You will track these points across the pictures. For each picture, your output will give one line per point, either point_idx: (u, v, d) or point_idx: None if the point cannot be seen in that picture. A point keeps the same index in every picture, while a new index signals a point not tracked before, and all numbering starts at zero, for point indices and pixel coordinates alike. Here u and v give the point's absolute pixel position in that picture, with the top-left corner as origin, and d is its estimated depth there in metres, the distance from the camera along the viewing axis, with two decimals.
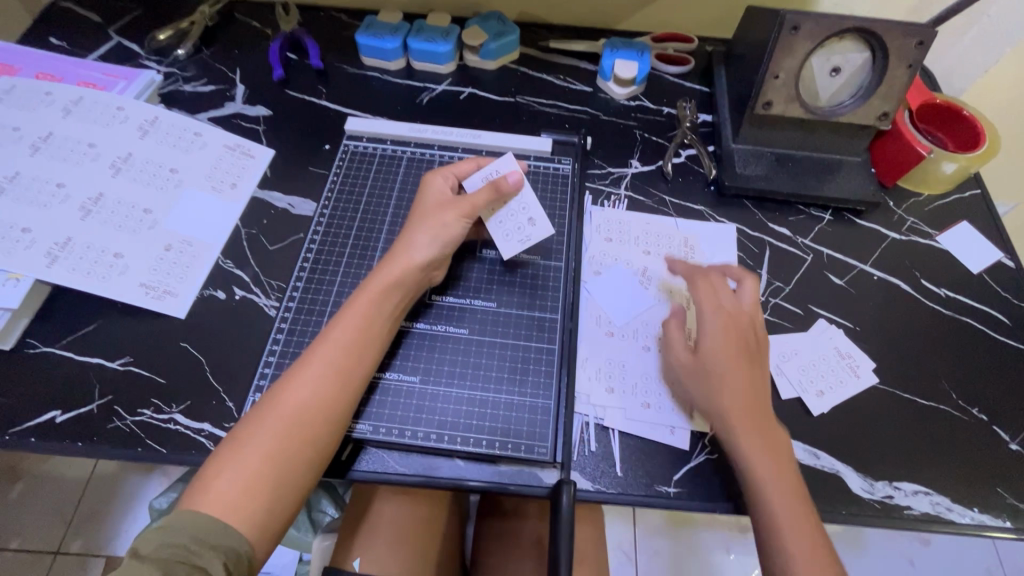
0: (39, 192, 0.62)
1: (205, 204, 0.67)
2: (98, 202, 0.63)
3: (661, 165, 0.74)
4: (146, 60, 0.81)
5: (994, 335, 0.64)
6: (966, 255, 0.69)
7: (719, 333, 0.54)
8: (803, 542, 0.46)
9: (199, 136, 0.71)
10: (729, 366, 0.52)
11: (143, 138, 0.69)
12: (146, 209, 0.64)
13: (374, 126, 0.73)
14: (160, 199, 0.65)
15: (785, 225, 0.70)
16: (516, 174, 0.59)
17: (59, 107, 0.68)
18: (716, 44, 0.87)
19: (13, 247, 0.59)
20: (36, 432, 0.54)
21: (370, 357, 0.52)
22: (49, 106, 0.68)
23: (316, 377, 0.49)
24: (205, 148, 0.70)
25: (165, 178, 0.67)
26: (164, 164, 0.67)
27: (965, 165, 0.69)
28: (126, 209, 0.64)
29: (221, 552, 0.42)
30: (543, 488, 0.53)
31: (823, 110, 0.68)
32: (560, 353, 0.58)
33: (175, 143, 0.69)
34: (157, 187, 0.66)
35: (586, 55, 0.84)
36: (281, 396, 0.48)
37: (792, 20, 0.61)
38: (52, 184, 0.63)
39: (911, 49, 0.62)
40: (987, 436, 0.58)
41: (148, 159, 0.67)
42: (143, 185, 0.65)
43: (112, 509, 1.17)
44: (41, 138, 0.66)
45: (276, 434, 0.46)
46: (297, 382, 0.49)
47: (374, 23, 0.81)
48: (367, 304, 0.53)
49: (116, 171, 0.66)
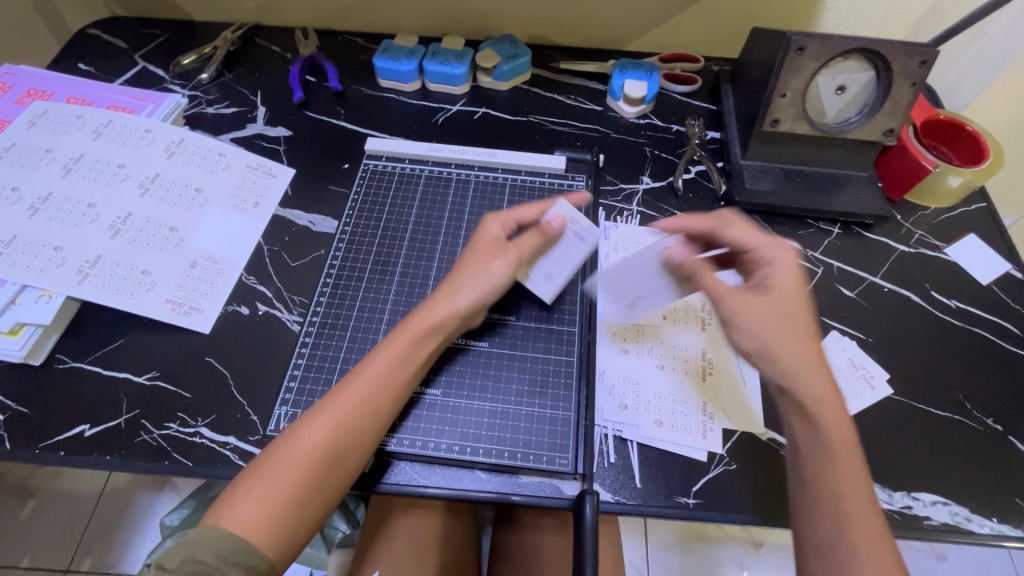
0: (71, 212, 0.65)
1: (229, 221, 0.69)
2: (127, 221, 0.65)
3: (671, 181, 0.76)
4: (171, 84, 0.84)
5: (1006, 346, 0.65)
6: (975, 267, 0.71)
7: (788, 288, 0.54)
8: (870, 542, 0.45)
9: (223, 156, 0.73)
10: (814, 373, 0.51)
11: (169, 158, 0.71)
12: (173, 227, 0.66)
13: (392, 145, 0.75)
14: (187, 218, 0.67)
15: (795, 239, 0.72)
16: (560, 218, 0.63)
17: (89, 130, 0.71)
18: (722, 63, 0.89)
19: (46, 265, 0.61)
20: (66, 446, 0.55)
21: (404, 391, 0.53)
22: (80, 129, 0.70)
23: (350, 407, 0.50)
24: (229, 167, 0.72)
25: (190, 198, 0.69)
26: (190, 184, 0.70)
27: (971, 178, 0.71)
28: (153, 227, 0.66)
29: (241, 568, 0.43)
30: (565, 500, 0.53)
31: (829, 126, 0.70)
32: (579, 367, 0.59)
33: (200, 163, 0.72)
34: (183, 205, 0.68)
35: (596, 76, 0.87)
36: (318, 419, 0.49)
37: (798, 41, 0.64)
38: (83, 204, 0.65)
39: (914, 68, 0.64)
40: (1004, 446, 0.58)
41: (174, 178, 0.69)
42: (170, 204, 0.67)
43: (123, 527, 1.17)
44: (72, 159, 0.68)
45: (305, 459, 0.47)
46: (329, 409, 0.50)
47: (391, 46, 0.84)
48: (407, 340, 0.54)
49: (143, 190, 0.68)
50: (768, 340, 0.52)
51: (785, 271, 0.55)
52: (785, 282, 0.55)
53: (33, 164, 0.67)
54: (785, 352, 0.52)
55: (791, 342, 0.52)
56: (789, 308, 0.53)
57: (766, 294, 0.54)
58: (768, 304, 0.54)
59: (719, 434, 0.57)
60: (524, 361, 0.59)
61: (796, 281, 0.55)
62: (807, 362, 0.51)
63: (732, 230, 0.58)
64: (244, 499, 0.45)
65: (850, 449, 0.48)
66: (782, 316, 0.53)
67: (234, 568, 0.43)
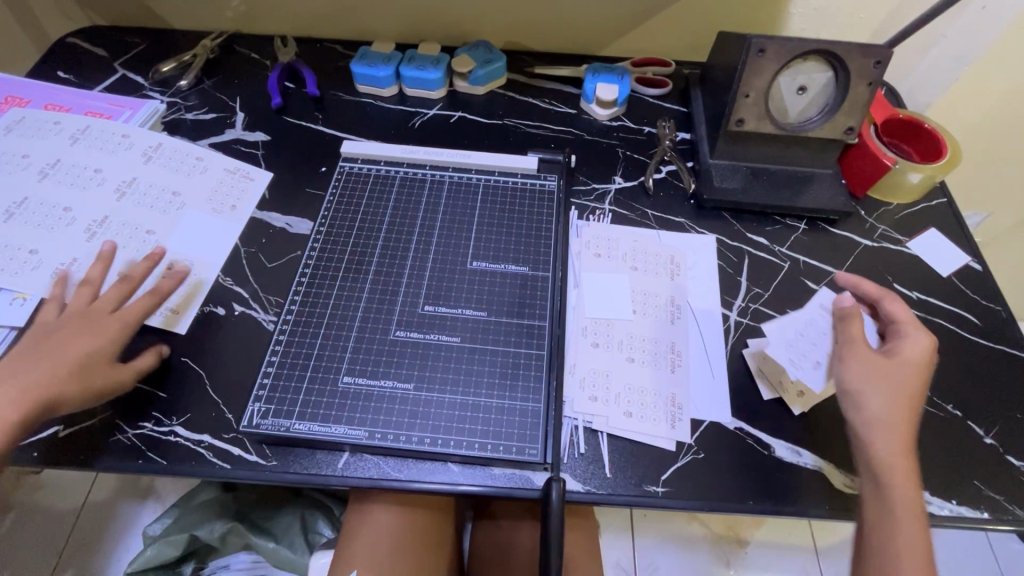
0: (46, 216, 0.65)
1: (205, 223, 0.69)
2: (103, 224, 0.66)
3: (642, 181, 0.78)
4: (150, 91, 0.85)
5: (966, 335, 0.67)
6: (936, 260, 0.73)
7: (918, 353, 0.55)
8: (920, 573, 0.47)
9: (200, 161, 0.74)
10: (900, 423, 0.52)
11: (147, 163, 0.72)
12: (149, 230, 0.67)
13: (368, 148, 0.77)
14: (165, 222, 0.68)
15: (763, 235, 0.74)
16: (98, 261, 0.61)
17: (66, 135, 0.71)
18: (692, 67, 0.92)
19: (20, 268, 0.61)
20: (39, 447, 0.55)
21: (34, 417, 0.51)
22: (57, 134, 0.71)
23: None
24: (206, 171, 0.73)
25: (167, 202, 0.69)
26: (168, 189, 0.70)
27: (930, 174, 0.73)
28: (130, 230, 0.66)
29: None
30: (535, 490, 0.55)
31: (793, 126, 0.72)
32: (551, 361, 0.60)
33: (177, 167, 0.72)
34: (160, 209, 0.69)
35: (570, 80, 0.89)
36: None
37: (758, 43, 0.66)
38: (59, 208, 0.66)
39: (870, 68, 0.66)
40: (962, 431, 0.60)
41: (151, 182, 0.70)
42: (147, 208, 0.68)
43: (106, 539, 1.16)
44: (49, 164, 0.69)
45: None
46: None
47: (368, 52, 0.86)
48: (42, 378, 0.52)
49: (120, 195, 0.68)
50: (864, 393, 0.53)
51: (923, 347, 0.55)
52: (911, 358, 0.54)
53: (9, 169, 0.68)
54: (870, 409, 0.53)
55: (893, 410, 0.52)
56: (905, 377, 0.54)
57: (890, 357, 0.55)
58: (879, 364, 0.54)
59: (688, 424, 0.58)
60: (495, 357, 0.60)
61: (923, 359, 0.55)
62: (901, 433, 0.52)
63: (891, 303, 0.58)
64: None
65: (916, 511, 0.49)
66: (891, 381, 0.54)
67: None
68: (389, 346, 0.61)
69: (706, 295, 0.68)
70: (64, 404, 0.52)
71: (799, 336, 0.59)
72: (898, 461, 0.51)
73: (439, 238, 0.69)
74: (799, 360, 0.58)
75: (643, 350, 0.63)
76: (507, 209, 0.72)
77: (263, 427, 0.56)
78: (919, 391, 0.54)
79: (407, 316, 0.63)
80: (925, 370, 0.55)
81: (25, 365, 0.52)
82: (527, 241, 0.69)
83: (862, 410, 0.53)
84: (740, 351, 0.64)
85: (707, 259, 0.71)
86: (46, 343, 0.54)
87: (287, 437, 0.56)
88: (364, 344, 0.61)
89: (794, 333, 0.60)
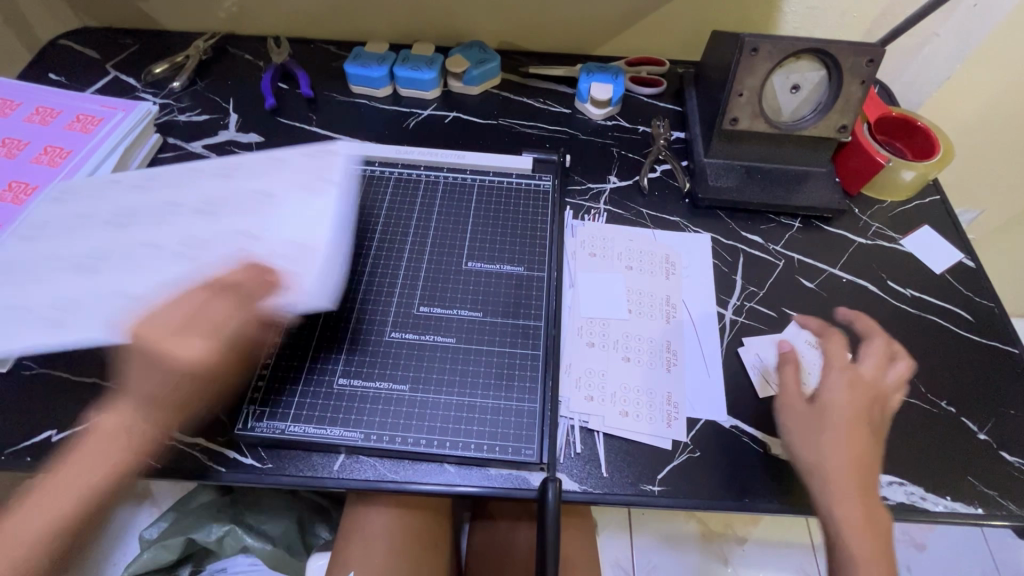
0: (196, 246, 0.56)
1: (304, 203, 0.59)
2: (194, 246, 0.56)
3: (637, 180, 0.78)
4: (143, 92, 0.85)
5: (960, 332, 0.67)
6: (930, 257, 0.73)
7: (840, 391, 0.55)
8: None
9: (331, 149, 0.63)
10: (843, 465, 0.51)
11: (228, 180, 0.61)
12: (251, 232, 0.57)
13: (362, 148, 0.76)
14: (318, 219, 0.58)
15: (758, 233, 0.74)
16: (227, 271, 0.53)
17: (217, 174, 0.62)
18: (686, 66, 0.92)
19: (138, 303, 0.52)
20: (32, 452, 0.55)
21: (115, 459, 0.48)
22: (118, 185, 0.62)
23: (97, 467, 0.47)
24: (289, 163, 0.62)
25: (259, 200, 0.59)
26: (262, 189, 0.60)
27: (923, 172, 0.73)
28: (226, 240, 0.56)
29: None
30: (532, 490, 0.55)
31: (786, 124, 0.72)
32: (546, 361, 0.60)
33: (273, 167, 0.62)
34: (255, 209, 0.59)
35: (565, 80, 0.89)
36: (75, 481, 0.47)
37: (751, 42, 0.66)
38: (212, 236, 0.57)
39: (863, 67, 0.66)
40: (956, 427, 0.60)
41: (242, 192, 0.60)
42: (244, 212, 0.58)
43: (102, 543, 1.15)
44: (203, 203, 0.60)
45: (45, 521, 0.45)
46: (69, 482, 0.47)
47: (362, 53, 0.85)
48: (129, 413, 0.49)
49: (206, 214, 0.59)
50: (794, 440, 0.54)
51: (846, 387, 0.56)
52: (834, 398, 0.54)
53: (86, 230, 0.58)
54: (806, 455, 0.53)
55: (829, 456, 0.52)
56: (832, 416, 0.54)
57: (814, 401, 0.55)
58: (809, 410, 0.55)
59: (684, 423, 0.59)
60: (491, 357, 0.60)
61: (849, 397, 0.54)
62: (846, 478, 0.51)
63: (828, 342, 0.59)
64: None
65: (876, 552, 0.48)
66: (822, 424, 0.53)
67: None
68: (383, 347, 0.60)
69: (702, 293, 0.68)
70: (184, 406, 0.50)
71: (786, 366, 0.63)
72: (841, 508, 0.50)
73: (432, 239, 0.69)
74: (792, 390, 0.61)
75: (639, 350, 0.63)
76: (501, 209, 0.72)
77: (257, 430, 0.55)
78: (859, 428, 0.53)
79: (401, 317, 0.63)
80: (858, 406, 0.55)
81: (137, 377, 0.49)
82: (524, 240, 0.69)
83: (799, 459, 0.53)
84: (735, 349, 0.64)
85: (700, 259, 0.71)
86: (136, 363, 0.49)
87: (283, 440, 0.56)
88: (357, 345, 0.61)
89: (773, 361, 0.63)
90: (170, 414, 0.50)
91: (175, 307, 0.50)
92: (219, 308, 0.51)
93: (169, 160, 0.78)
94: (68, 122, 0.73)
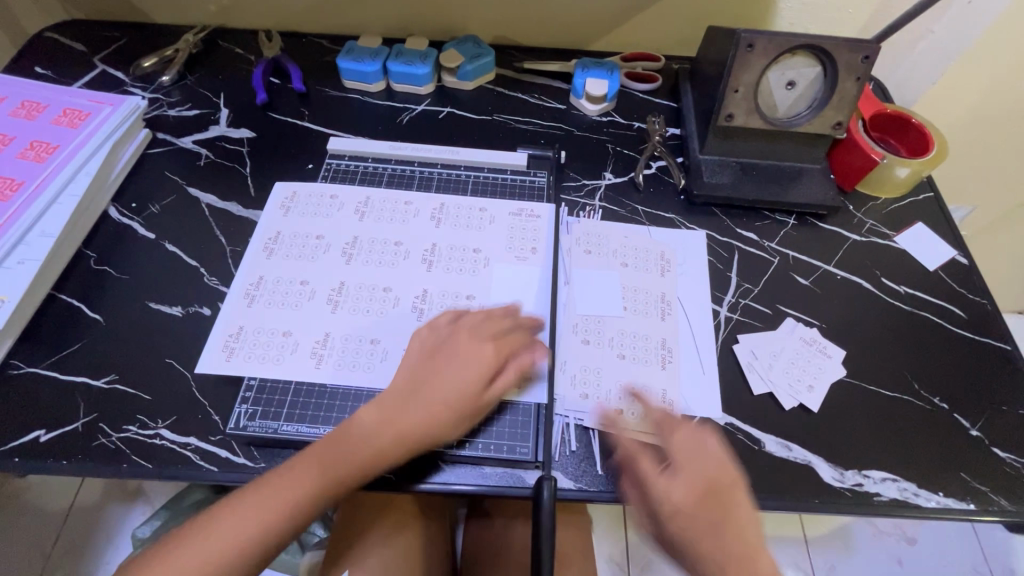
0: (371, 299, 0.64)
1: (518, 271, 0.66)
2: (259, 286, 0.64)
3: (632, 177, 0.78)
4: (131, 87, 0.83)
5: (953, 329, 0.67)
6: (924, 254, 0.73)
7: (677, 501, 0.49)
8: None
9: (397, 207, 0.71)
10: None
11: (438, 226, 0.70)
12: (303, 281, 0.65)
13: (355, 144, 0.76)
14: (389, 274, 0.66)
15: (753, 230, 0.74)
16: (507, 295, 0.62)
17: (351, 211, 0.71)
18: (682, 62, 0.91)
19: (281, 354, 0.60)
20: (20, 453, 0.54)
21: (366, 454, 0.50)
22: (341, 210, 0.71)
23: (318, 460, 0.50)
24: (494, 219, 0.70)
25: (472, 260, 0.67)
26: (311, 234, 0.69)
27: (917, 169, 0.74)
28: (285, 284, 0.65)
29: None
30: (527, 488, 0.55)
31: (782, 121, 0.72)
32: (543, 359, 0.60)
33: (466, 223, 0.70)
34: (468, 271, 0.66)
35: (560, 75, 0.88)
36: (320, 458, 0.50)
37: (747, 38, 0.66)
38: (379, 290, 0.65)
39: (858, 63, 0.66)
40: (948, 423, 0.60)
41: (295, 232, 0.69)
42: (456, 272, 0.66)
43: (94, 542, 1.14)
44: (349, 244, 0.68)
45: (297, 491, 0.48)
46: (304, 467, 0.49)
47: (355, 48, 0.84)
48: (407, 394, 0.53)
49: (269, 252, 0.67)
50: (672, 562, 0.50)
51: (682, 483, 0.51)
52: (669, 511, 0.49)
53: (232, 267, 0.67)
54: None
55: None
56: (681, 547, 0.48)
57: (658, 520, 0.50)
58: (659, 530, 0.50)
59: (679, 420, 0.59)
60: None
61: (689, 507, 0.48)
62: None
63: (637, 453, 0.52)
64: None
65: None
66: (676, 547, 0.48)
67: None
68: (376, 346, 0.60)
69: (697, 291, 0.68)
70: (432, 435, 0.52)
71: (783, 363, 0.63)
72: None
73: (426, 237, 0.69)
74: (792, 386, 0.61)
75: (634, 347, 0.62)
76: (497, 206, 0.72)
77: (250, 429, 0.55)
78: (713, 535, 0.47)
79: (395, 316, 0.63)
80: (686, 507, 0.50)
81: (425, 374, 0.54)
82: (520, 237, 0.69)
83: None
84: (730, 346, 0.64)
85: (696, 256, 0.71)
86: (434, 360, 0.55)
87: (276, 440, 0.56)
88: (357, 342, 0.61)
89: (768, 357, 0.63)
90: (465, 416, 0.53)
91: (433, 329, 0.58)
92: (516, 339, 0.58)
93: (158, 155, 0.77)
94: (55, 117, 0.72)
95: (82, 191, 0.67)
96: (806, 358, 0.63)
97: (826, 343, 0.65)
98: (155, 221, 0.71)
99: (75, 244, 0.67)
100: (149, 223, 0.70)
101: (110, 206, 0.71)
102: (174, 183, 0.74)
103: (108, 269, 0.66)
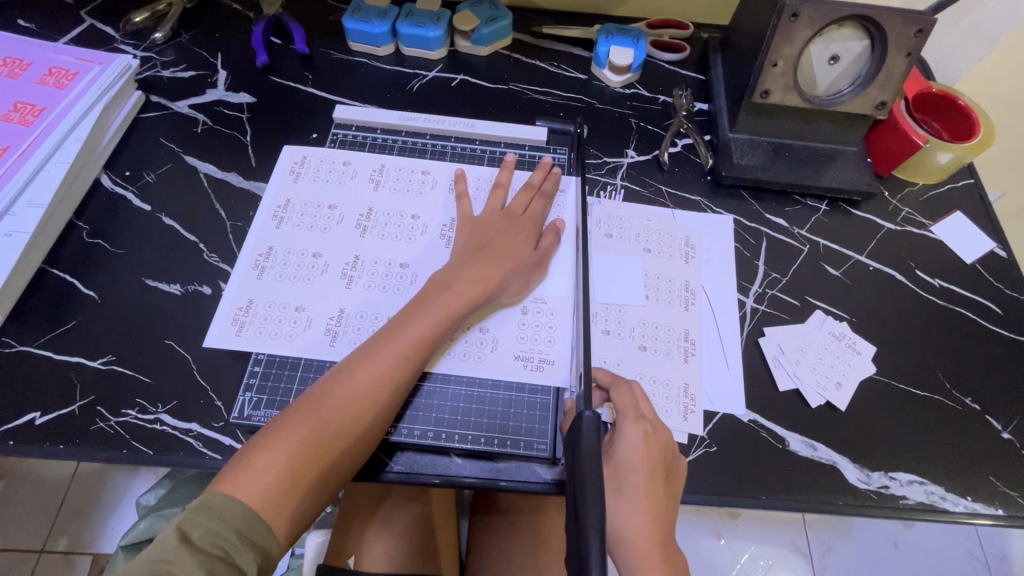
0: (388, 276, 0.60)
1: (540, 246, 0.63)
2: (269, 257, 0.61)
3: (657, 155, 0.73)
4: (122, 43, 0.78)
5: (989, 326, 0.64)
6: (960, 245, 0.70)
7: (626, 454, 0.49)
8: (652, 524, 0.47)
9: (413, 177, 0.67)
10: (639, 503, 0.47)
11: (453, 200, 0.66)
12: (315, 253, 0.61)
13: (363, 114, 0.71)
14: (407, 249, 0.62)
15: (783, 216, 0.70)
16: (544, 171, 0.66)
17: (366, 178, 0.67)
18: (713, 31, 0.85)
19: (294, 329, 0.57)
20: (14, 436, 0.51)
21: (449, 303, 0.54)
22: (355, 178, 0.67)
23: (409, 319, 0.53)
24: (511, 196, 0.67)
25: None
26: (323, 203, 0.65)
27: (960, 155, 0.69)
28: (296, 257, 0.61)
29: (248, 541, 0.42)
30: (542, 484, 0.53)
31: (821, 98, 0.67)
32: (569, 341, 0.58)
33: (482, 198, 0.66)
34: None
35: (581, 42, 0.83)
36: (410, 321, 0.52)
37: (792, 6, 0.60)
38: (396, 265, 0.61)
39: (911, 38, 0.61)
40: (980, 425, 0.58)
41: (306, 201, 0.65)
42: None
43: (97, 508, 1.14)
44: (362, 216, 0.64)
45: (400, 351, 0.51)
46: (395, 327, 0.52)
47: (362, 6, 0.78)
48: (466, 255, 0.58)
49: (279, 221, 0.63)
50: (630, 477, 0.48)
51: (627, 478, 0.48)
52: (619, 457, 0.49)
53: (238, 242, 0.63)
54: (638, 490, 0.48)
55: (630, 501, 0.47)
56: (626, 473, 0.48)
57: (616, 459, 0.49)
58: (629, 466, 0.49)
59: (701, 416, 0.56)
60: (513, 334, 0.58)
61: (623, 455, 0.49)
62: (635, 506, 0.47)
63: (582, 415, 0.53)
64: (238, 491, 0.43)
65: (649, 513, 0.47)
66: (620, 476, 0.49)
67: (249, 551, 0.41)
68: None
69: (721, 278, 0.65)
70: (500, 288, 0.57)
71: (810, 359, 0.60)
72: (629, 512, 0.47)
73: (447, 211, 0.65)
74: (820, 382, 0.59)
75: (656, 337, 0.60)
76: (517, 178, 0.68)
77: (255, 419, 0.53)
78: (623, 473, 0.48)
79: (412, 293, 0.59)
80: (658, 472, 0.48)
81: (481, 244, 0.59)
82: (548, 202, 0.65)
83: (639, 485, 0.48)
84: (757, 339, 0.61)
85: (722, 241, 0.67)
86: (488, 233, 0.60)
87: None
88: (373, 320, 0.58)
89: (794, 351, 0.60)
90: (521, 276, 0.58)
91: (478, 216, 0.62)
92: (538, 205, 0.63)
93: (152, 119, 0.72)
94: (40, 76, 0.67)
95: (72, 158, 0.62)
96: (833, 354, 0.61)
97: (855, 338, 0.62)
98: (150, 191, 0.67)
99: (66, 215, 0.63)
100: (144, 193, 0.66)
101: (102, 174, 0.67)
102: (169, 151, 0.70)
103: (102, 242, 0.63)
